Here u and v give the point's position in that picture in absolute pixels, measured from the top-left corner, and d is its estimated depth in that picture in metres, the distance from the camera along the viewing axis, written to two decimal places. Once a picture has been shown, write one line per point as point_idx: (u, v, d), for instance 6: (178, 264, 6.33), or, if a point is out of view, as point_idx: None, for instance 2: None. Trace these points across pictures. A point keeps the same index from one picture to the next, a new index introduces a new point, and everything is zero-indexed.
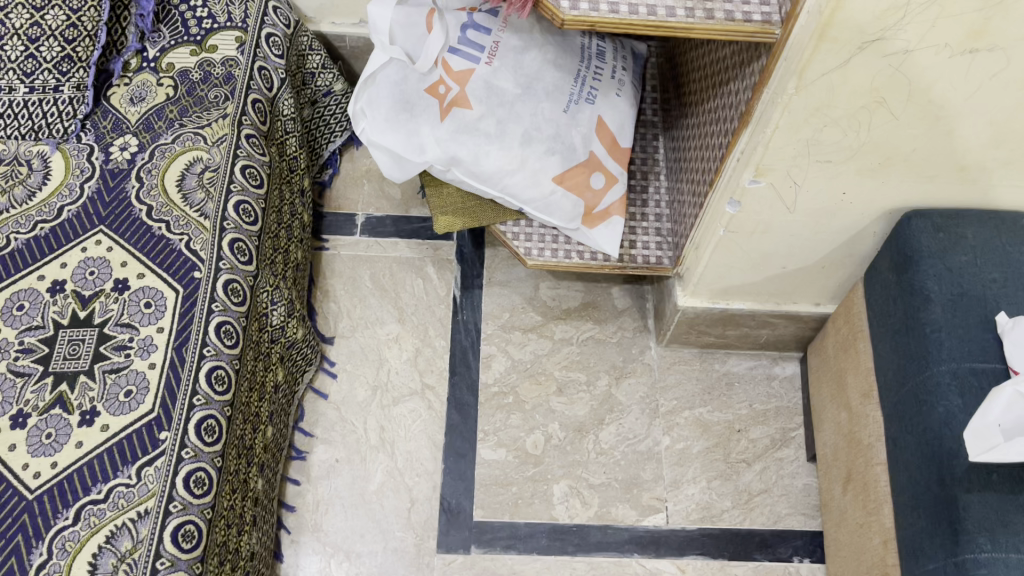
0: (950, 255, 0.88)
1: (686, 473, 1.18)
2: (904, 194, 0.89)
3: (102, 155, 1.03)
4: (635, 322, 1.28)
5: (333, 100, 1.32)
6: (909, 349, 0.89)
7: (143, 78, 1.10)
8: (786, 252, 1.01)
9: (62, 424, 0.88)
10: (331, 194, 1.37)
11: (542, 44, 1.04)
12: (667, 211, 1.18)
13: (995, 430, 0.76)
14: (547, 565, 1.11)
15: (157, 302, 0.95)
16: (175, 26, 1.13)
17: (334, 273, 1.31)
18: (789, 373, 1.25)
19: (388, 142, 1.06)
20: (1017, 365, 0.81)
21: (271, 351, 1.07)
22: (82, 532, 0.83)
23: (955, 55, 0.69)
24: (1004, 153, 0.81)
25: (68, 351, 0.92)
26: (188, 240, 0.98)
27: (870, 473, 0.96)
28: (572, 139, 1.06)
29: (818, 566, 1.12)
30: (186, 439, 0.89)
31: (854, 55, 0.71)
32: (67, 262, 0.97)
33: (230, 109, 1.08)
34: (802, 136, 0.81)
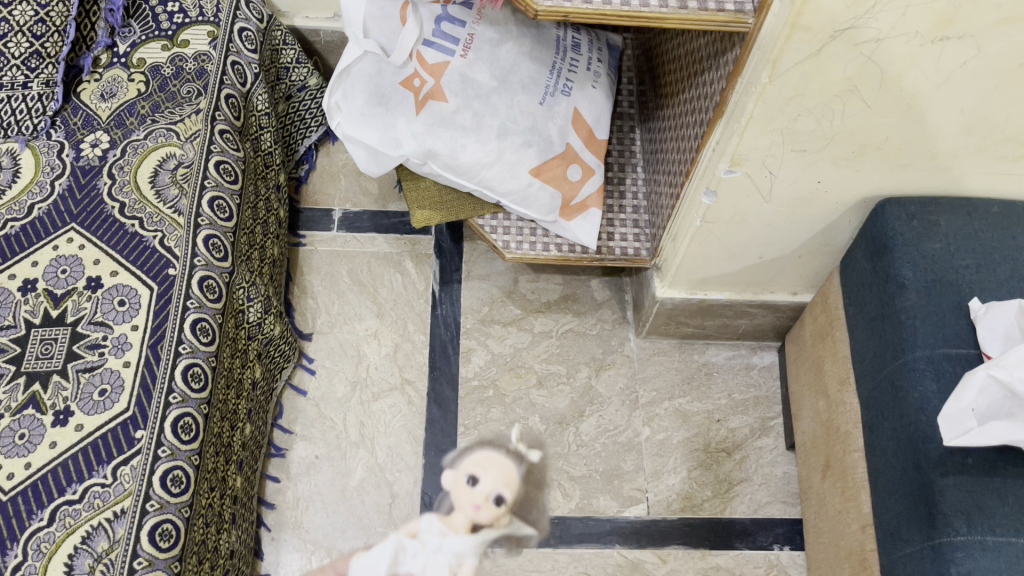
0: (924, 242, 0.89)
1: (667, 463, 1.18)
2: (877, 183, 0.89)
3: (72, 153, 1.02)
4: (615, 314, 1.29)
5: (308, 95, 1.31)
6: (885, 337, 0.89)
7: (115, 74, 1.09)
8: (762, 242, 1.02)
9: (35, 425, 0.87)
10: (307, 190, 1.36)
11: (517, 36, 1.04)
12: (645, 203, 1.18)
13: (969, 414, 0.76)
14: (528, 558, 1.11)
15: (131, 299, 0.94)
16: (146, 22, 1.11)
17: (312, 269, 1.30)
18: (767, 362, 1.26)
19: (363, 136, 1.06)
20: (990, 350, 0.82)
21: (248, 348, 1.07)
22: (58, 533, 0.82)
23: (925, 43, 0.70)
24: (975, 140, 0.82)
25: (40, 351, 0.90)
26: (162, 237, 0.97)
27: (848, 461, 0.97)
28: (549, 131, 1.05)
29: (798, 554, 1.13)
30: (162, 437, 0.88)
31: (826, 44, 0.71)
32: (38, 261, 0.95)
33: (203, 104, 1.07)
34: (777, 126, 0.81)
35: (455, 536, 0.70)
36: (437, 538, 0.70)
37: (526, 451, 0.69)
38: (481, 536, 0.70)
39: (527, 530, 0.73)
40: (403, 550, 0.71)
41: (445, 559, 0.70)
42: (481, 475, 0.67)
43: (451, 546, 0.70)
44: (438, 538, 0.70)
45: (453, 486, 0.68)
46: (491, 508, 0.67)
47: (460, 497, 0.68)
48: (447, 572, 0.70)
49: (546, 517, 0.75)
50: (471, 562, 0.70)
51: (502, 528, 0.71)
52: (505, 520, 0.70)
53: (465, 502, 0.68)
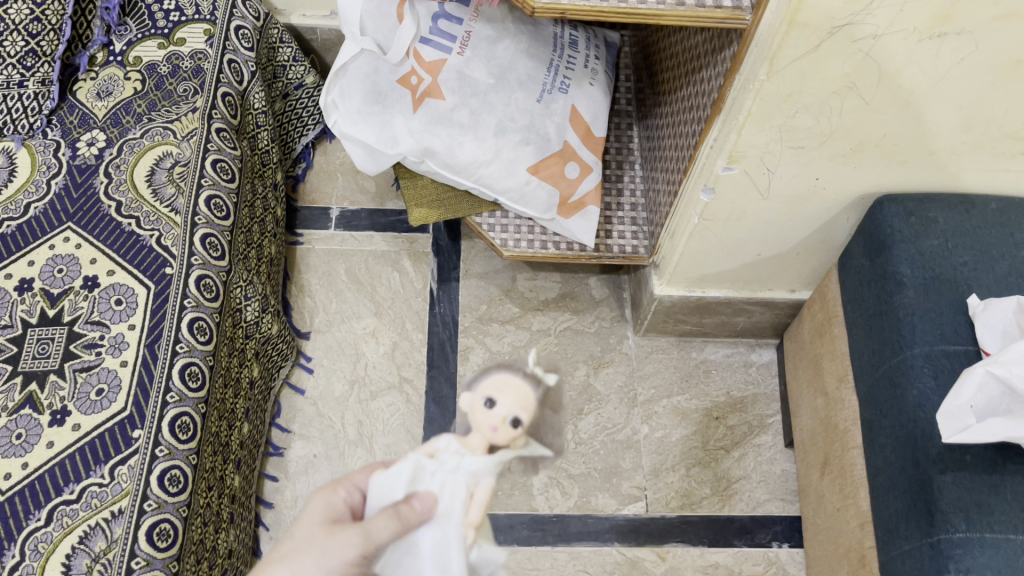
0: (922, 239, 0.89)
1: (665, 461, 1.18)
2: (875, 180, 0.89)
3: (68, 151, 1.02)
4: (613, 311, 1.28)
5: (305, 93, 1.31)
6: (883, 334, 0.89)
7: (111, 73, 1.09)
8: (760, 240, 1.01)
9: (32, 425, 0.86)
10: (305, 188, 1.36)
11: (514, 34, 1.04)
12: (643, 201, 1.18)
13: (968, 411, 0.76)
14: (527, 557, 1.10)
15: (128, 299, 0.94)
16: (142, 19, 1.11)
17: (309, 267, 1.29)
18: (766, 360, 1.26)
19: (361, 134, 1.06)
20: (989, 347, 0.82)
21: (246, 347, 1.06)
22: (55, 533, 0.81)
23: (923, 40, 0.70)
24: (973, 137, 0.82)
25: (37, 350, 0.90)
26: (159, 236, 0.97)
27: (846, 458, 0.97)
28: (547, 129, 1.05)
29: (797, 551, 1.13)
30: (159, 437, 0.87)
31: (824, 41, 0.71)
32: (35, 260, 0.95)
33: (200, 102, 1.07)
34: (775, 122, 0.81)
35: (475, 455, 0.61)
36: (454, 458, 0.61)
37: (543, 373, 0.62)
38: (499, 456, 0.61)
39: (542, 453, 0.64)
40: (421, 470, 0.61)
41: (465, 481, 0.60)
42: (498, 398, 0.59)
43: (469, 466, 0.60)
44: (456, 457, 0.61)
45: (469, 408, 0.60)
46: (508, 430, 0.59)
47: (477, 419, 0.60)
48: (465, 496, 0.60)
49: (563, 438, 0.66)
50: (489, 482, 0.61)
51: (521, 449, 0.62)
52: (523, 439, 0.61)
53: (482, 424, 0.60)
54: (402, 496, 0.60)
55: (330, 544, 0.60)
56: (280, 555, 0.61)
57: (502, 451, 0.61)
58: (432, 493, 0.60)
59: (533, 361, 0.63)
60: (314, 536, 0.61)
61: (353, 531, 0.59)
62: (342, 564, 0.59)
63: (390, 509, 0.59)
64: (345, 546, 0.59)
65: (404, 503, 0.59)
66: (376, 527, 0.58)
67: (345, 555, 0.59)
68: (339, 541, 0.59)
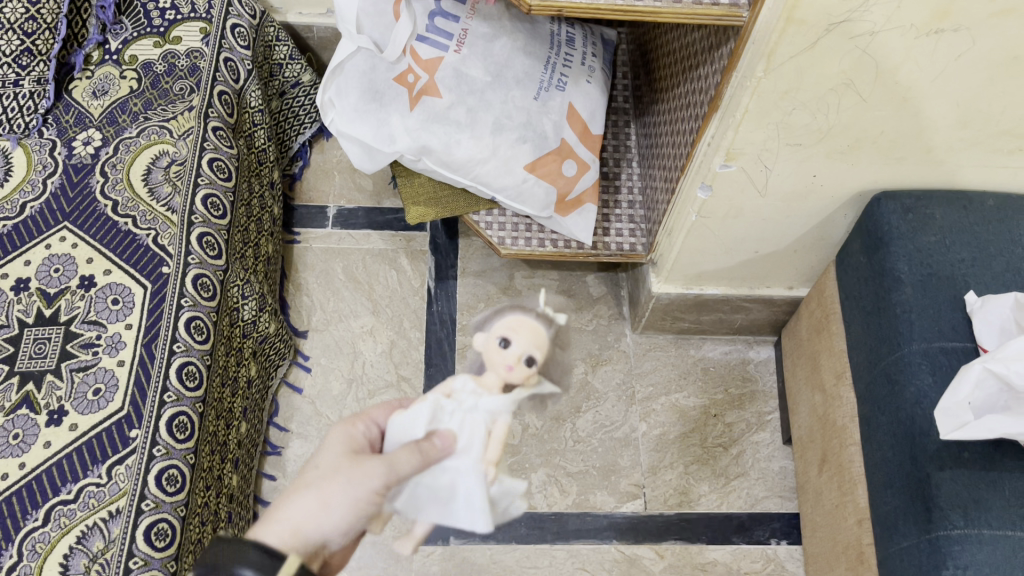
0: (920, 236, 0.89)
1: (664, 458, 1.18)
2: (873, 177, 0.89)
3: (64, 151, 1.02)
4: (611, 309, 1.28)
5: (301, 91, 1.31)
6: (881, 331, 0.89)
7: (107, 71, 1.08)
8: (758, 237, 1.01)
9: (29, 425, 0.86)
10: (302, 187, 1.35)
11: (511, 31, 1.03)
12: (640, 198, 1.18)
13: (966, 408, 0.76)
14: (525, 555, 1.10)
15: (125, 298, 0.93)
16: (138, 18, 1.11)
17: (306, 266, 1.29)
18: (763, 357, 1.26)
19: (358, 132, 1.06)
20: (986, 343, 0.82)
21: (243, 346, 1.06)
22: (53, 533, 0.81)
23: (920, 36, 0.70)
24: (970, 134, 0.82)
25: (34, 350, 0.90)
26: (155, 235, 0.97)
27: (844, 455, 0.97)
28: (544, 126, 1.05)
29: (795, 548, 1.13)
30: (157, 436, 0.87)
31: (821, 37, 0.71)
32: (31, 260, 0.95)
33: (196, 101, 1.07)
34: (772, 120, 0.81)
35: (491, 395, 0.61)
36: (471, 398, 0.61)
37: (552, 315, 0.63)
38: (516, 396, 0.61)
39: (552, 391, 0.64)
40: (440, 409, 0.61)
41: (484, 419, 0.61)
42: (512, 337, 0.60)
43: (487, 404, 0.61)
44: (473, 398, 0.61)
45: (485, 347, 0.61)
46: (523, 368, 0.60)
47: (492, 358, 0.60)
48: (484, 434, 0.61)
49: (568, 378, 0.67)
50: (507, 419, 0.61)
51: (536, 389, 0.63)
52: (538, 378, 0.62)
53: (498, 363, 0.60)
54: (423, 434, 0.61)
55: (356, 473, 0.61)
56: (308, 483, 0.63)
57: (518, 390, 0.62)
58: (452, 432, 0.61)
59: (542, 302, 0.64)
60: (340, 466, 0.63)
61: (376, 461, 0.61)
62: (366, 492, 0.61)
63: (411, 444, 0.60)
64: (370, 476, 0.60)
65: (425, 440, 0.60)
66: (399, 460, 0.59)
67: (369, 484, 0.61)
68: (363, 470, 0.61)
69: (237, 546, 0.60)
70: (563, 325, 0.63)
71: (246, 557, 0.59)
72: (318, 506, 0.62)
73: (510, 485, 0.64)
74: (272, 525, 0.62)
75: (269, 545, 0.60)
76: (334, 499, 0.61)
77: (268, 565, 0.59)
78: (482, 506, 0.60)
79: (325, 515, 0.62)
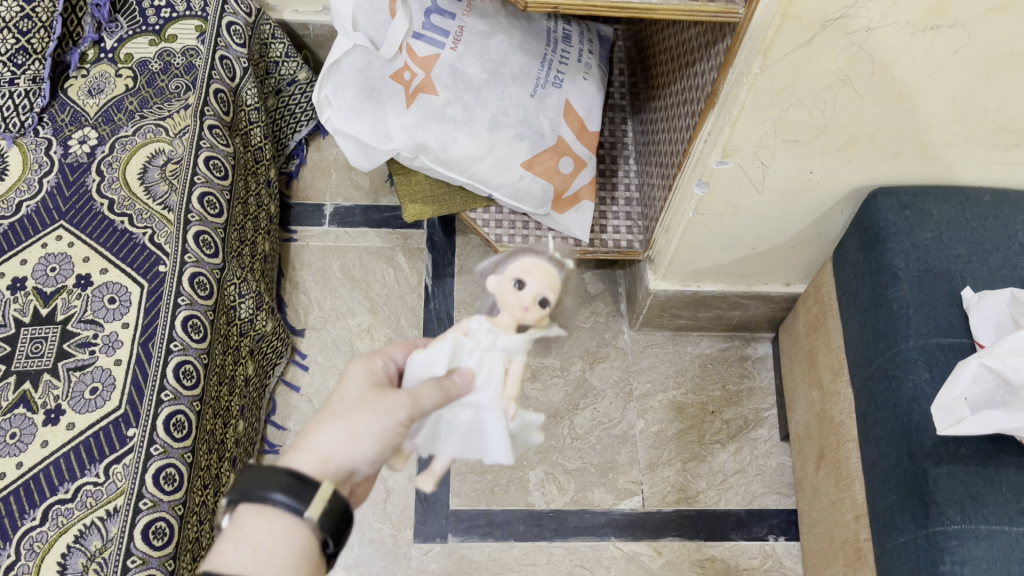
0: (916, 232, 0.89)
1: (662, 455, 1.18)
2: (870, 173, 0.89)
3: (60, 149, 1.01)
4: (609, 306, 1.28)
5: (298, 89, 1.31)
6: (878, 327, 0.89)
7: (102, 70, 1.08)
8: (755, 233, 1.01)
9: (26, 424, 0.86)
10: (298, 185, 1.35)
11: (508, 28, 1.03)
12: (637, 195, 1.18)
13: (962, 403, 0.76)
14: (524, 552, 1.10)
15: (122, 297, 0.93)
16: (133, 16, 1.11)
17: (303, 264, 1.29)
18: (761, 354, 1.26)
19: (354, 130, 1.05)
20: (983, 339, 0.82)
21: (240, 344, 1.06)
22: (51, 533, 0.81)
23: (916, 32, 0.70)
24: (966, 129, 0.82)
25: (30, 349, 0.90)
26: (152, 234, 0.97)
27: (842, 451, 0.97)
28: (541, 124, 1.05)
29: (793, 544, 1.13)
30: (154, 436, 0.87)
31: (818, 33, 0.71)
32: (27, 259, 0.95)
33: (192, 99, 1.06)
34: (768, 116, 0.81)
35: (507, 334, 0.65)
36: (489, 337, 0.65)
37: (562, 260, 0.66)
38: (529, 335, 0.65)
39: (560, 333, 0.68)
40: (459, 348, 0.65)
41: (501, 356, 0.65)
42: (527, 279, 0.63)
43: (504, 343, 0.65)
44: (490, 337, 0.65)
45: (499, 290, 0.64)
46: (537, 309, 0.63)
47: (508, 300, 0.63)
48: (501, 370, 0.65)
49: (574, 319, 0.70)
50: (522, 358, 0.65)
51: (546, 330, 0.66)
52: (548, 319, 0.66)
53: (513, 305, 0.63)
54: (443, 372, 0.64)
55: (382, 404, 0.61)
56: (335, 413, 0.62)
57: (530, 330, 0.66)
58: (472, 370, 0.64)
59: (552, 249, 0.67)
60: (366, 398, 0.62)
61: (401, 393, 0.61)
62: (393, 423, 0.61)
63: (433, 380, 0.63)
64: (396, 407, 0.61)
65: (447, 378, 0.63)
66: (424, 392, 0.62)
67: (396, 415, 0.61)
68: (388, 401, 0.61)
69: (267, 471, 0.58)
70: (573, 269, 0.66)
71: (276, 482, 0.57)
72: (347, 435, 0.60)
73: (524, 418, 0.69)
74: (301, 453, 0.60)
75: (299, 472, 0.58)
76: (364, 429, 0.61)
77: (297, 492, 0.57)
78: (503, 437, 0.65)
79: (354, 445, 0.61)
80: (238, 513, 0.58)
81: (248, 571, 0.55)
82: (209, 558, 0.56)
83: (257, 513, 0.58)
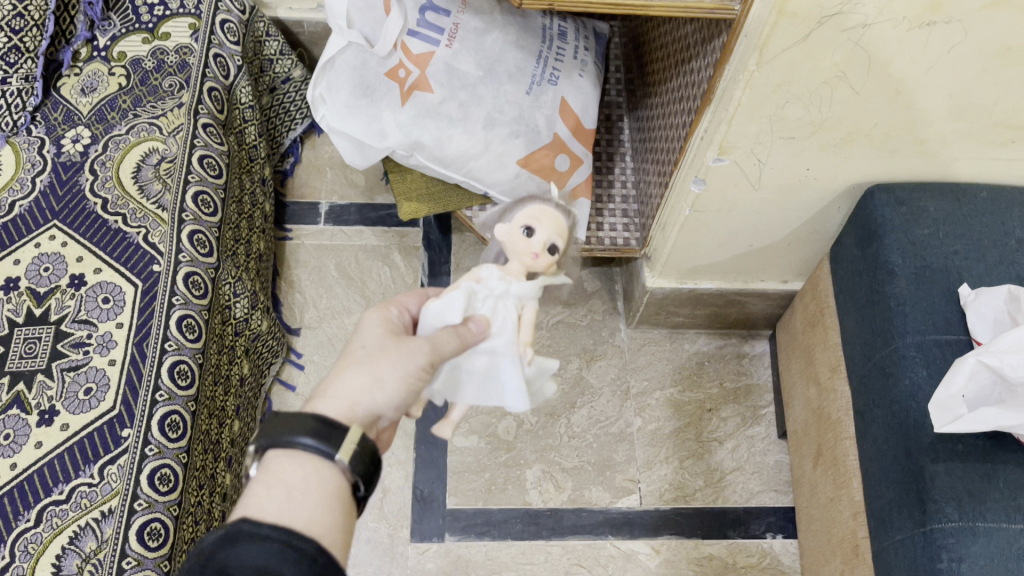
0: (913, 229, 0.89)
1: (659, 453, 1.18)
2: (867, 170, 0.89)
3: (53, 148, 1.01)
4: (605, 304, 1.28)
5: (292, 87, 1.30)
6: (875, 325, 0.89)
7: (95, 68, 1.07)
8: (753, 231, 1.01)
9: (20, 425, 0.86)
10: (293, 183, 1.35)
11: (503, 26, 1.03)
12: (634, 192, 1.18)
13: (960, 401, 0.76)
14: (521, 551, 1.10)
15: (115, 297, 0.93)
16: (126, 14, 1.10)
17: (299, 263, 1.29)
18: (758, 351, 1.26)
19: (349, 127, 1.05)
20: (980, 336, 0.82)
21: (236, 344, 1.06)
22: (45, 534, 0.80)
23: (912, 29, 0.69)
24: (962, 126, 0.81)
25: (24, 350, 0.89)
26: (146, 233, 0.96)
27: (839, 448, 0.97)
28: (537, 121, 1.04)
29: (791, 542, 1.13)
30: (149, 436, 0.87)
31: (814, 30, 0.70)
32: (21, 259, 0.94)
33: (186, 97, 1.06)
34: (765, 113, 0.81)
35: (518, 281, 0.69)
36: (502, 284, 0.68)
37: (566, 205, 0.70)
38: (539, 281, 0.69)
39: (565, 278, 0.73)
40: (474, 296, 0.68)
41: (514, 304, 0.69)
42: (535, 226, 0.67)
43: (517, 290, 0.69)
44: (503, 284, 0.68)
45: (509, 238, 0.68)
46: (547, 254, 0.67)
47: (517, 247, 0.67)
48: (515, 316, 0.69)
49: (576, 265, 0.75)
50: (534, 303, 0.70)
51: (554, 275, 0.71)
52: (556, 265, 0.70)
53: (523, 252, 0.67)
54: (458, 320, 0.66)
55: (404, 349, 0.62)
56: (354, 360, 0.62)
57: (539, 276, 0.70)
58: (486, 317, 0.68)
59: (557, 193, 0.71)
60: (385, 345, 0.63)
61: (421, 339, 0.63)
62: (417, 368, 0.62)
63: (450, 328, 0.66)
64: (419, 352, 0.62)
65: (463, 326, 0.67)
66: (443, 339, 0.64)
67: (418, 360, 0.62)
68: (410, 347, 0.63)
69: (292, 417, 0.57)
70: (578, 215, 0.70)
71: (304, 426, 0.56)
72: (372, 380, 0.60)
73: (541, 365, 0.73)
74: (326, 399, 0.59)
75: (325, 416, 0.58)
76: (388, 374, 0.61)
77: (326, 435, 0.56)
78: (519, 384, 0.69)
79: (379, 390, 0.60)
80: (264, 461, 0.57)
81: (282, 512, 0.53)
82: (241, 503, 0.53)
83: (285, 458, 0.56)
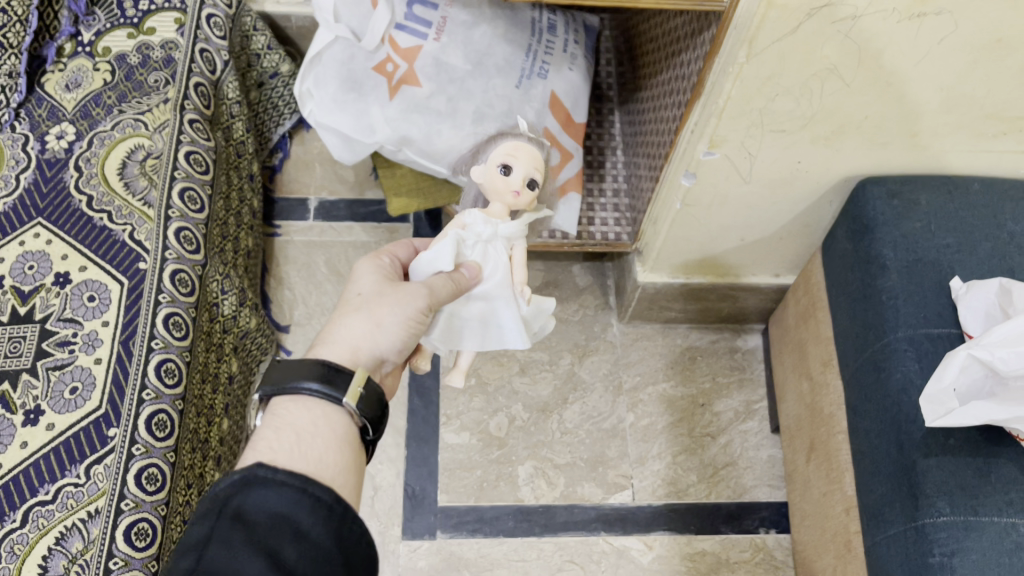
0: (904, 222, 0.88)
1: (651, 449, 1.17)
2: (858, 163, 0.88)
3: (37, 145, 1.00)
4: (597, 299, 1.28)
5: (280, 82, 1.29)
6: (867, 319, 0.89)
7: (80, 64, 1.06)
8: (745, 224, 1.00)
9: (5, 425, 0.85)
10: (283, 179, 1.34)
11: (492, 18, 1.02)
12: (625, 186, 1.18)
13: (951, 394, 0.76)
14: (513, 548, 1.09)
15: (101, 295, 0.92)
16: (111, 9, 1.09)
17: (288, 259, 1.28)
18: (751, 346, 1.25)
19: (337, 123, 1.03)
20: (972, 330, 0.81)
21: (224, 341, 1.05)
22: (32, 535, 0.80)
23: (902, 20, 0.69)
24: (953, 118, 0.81)
25: (9, 349, 0.88)
26: (132, 231, 0.95)
27: (832, 443, 0.97)
28: (526, 114, 1.04)
29: (784, 537, 1.13)
30: (136, 435, 0.86)
31: (804, 22, 0.70)
32: (5, 257, 0.93)
33: (172, 93, 1.05)
34: (754, 106, 0.80)
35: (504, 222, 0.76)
36: (488, 228, 0.75)
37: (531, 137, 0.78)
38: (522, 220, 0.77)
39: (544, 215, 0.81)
40: (463, 241, 0.75)
41: (502, 244, 0.76)
42: (512, 163, 0.75)
43: (504, 231, 0.76)
44: (490, 228, 0.75)
45: (490, 178, 0.75)
46: (526, 186, 0.75)
47: (499, 185, 0.75)
48: (505, 256, 0.76)
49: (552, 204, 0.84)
50: (521, 243, 0.77)
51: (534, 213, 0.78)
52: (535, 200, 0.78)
53: (505, 190, 0.75)
54: (450, 267, 0.72)
55: (402, 294, 0.68)
56: (354, 307, 0.68)
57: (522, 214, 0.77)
58: (477, 262, 0.74)
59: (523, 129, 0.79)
60: (383, 292, 0.69)
61: (417, 284, 0.69)
62: (414, 311, 0.68)
63: (444, 275, 0.72)
64: (416, 296, 0.68)
65: (457, 271, 0.73)
66: (437, 283, 0.70)
67: (416, 303, 0.68)
68: (408, 291, 0.68)
69: (297, 365, 0.62)
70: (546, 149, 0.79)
71: (309, 372, 0.61)
72: (372, 325, 0.67)
73: (538, 303, 0.80)
74: (329, 344, 0.65)
75: (330, 362, 0.63)
76: (387, 319, 0.67)
77: (332, 380, 0.61)
78: (517, 321, 0.77)
79: (380, 333, 0.67)
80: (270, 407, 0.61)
81: (296, 449, 0.56)
82: (251, 444, 0.57)
83: (292, 403, 0.61)
